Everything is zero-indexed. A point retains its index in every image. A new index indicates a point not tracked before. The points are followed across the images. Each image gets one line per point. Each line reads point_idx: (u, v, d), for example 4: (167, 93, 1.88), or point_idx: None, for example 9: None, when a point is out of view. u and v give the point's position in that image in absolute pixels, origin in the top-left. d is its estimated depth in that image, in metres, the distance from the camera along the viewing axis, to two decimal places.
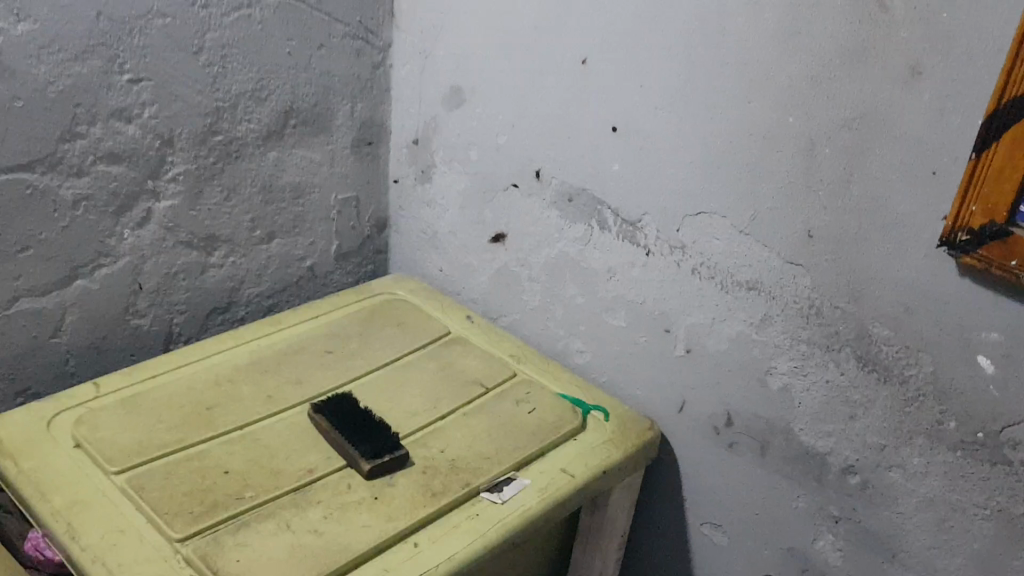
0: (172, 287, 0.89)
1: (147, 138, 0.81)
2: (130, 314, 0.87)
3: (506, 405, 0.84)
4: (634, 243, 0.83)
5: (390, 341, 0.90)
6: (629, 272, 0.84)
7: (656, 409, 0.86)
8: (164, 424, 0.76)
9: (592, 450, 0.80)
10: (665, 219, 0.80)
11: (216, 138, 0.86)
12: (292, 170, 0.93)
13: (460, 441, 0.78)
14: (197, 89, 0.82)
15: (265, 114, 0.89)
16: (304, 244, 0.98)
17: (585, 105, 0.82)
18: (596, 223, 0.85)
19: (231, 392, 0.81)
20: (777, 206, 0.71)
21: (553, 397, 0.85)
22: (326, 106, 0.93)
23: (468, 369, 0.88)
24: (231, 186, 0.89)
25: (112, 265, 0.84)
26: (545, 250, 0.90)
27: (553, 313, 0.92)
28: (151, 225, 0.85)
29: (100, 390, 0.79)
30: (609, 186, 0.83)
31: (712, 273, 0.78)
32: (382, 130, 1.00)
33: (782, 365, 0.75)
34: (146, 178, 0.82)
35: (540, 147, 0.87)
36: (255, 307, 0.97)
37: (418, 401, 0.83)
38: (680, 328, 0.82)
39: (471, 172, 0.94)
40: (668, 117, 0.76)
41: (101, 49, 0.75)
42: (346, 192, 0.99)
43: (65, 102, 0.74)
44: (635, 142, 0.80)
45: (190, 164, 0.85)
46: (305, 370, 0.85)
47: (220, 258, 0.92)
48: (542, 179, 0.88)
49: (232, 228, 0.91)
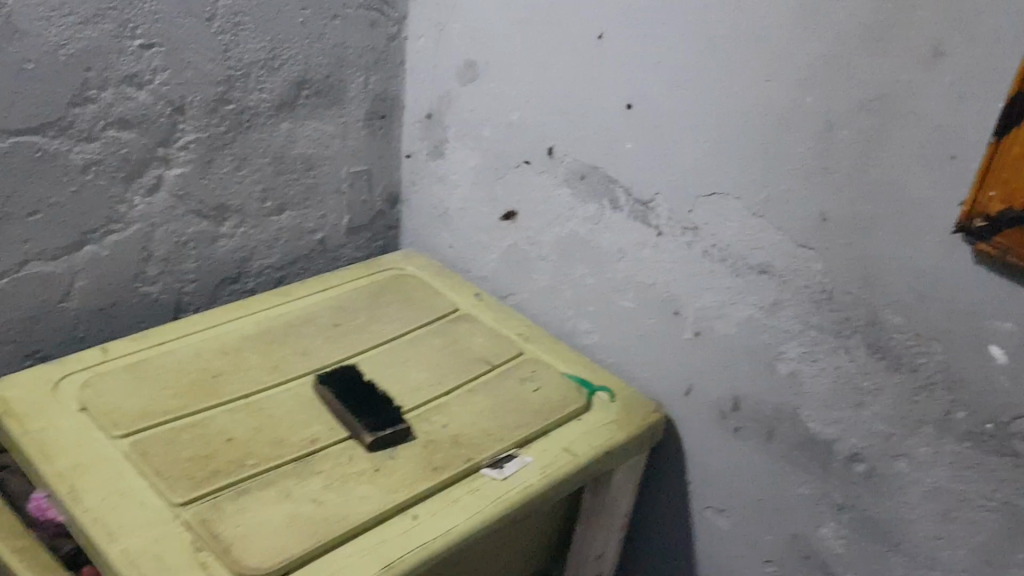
0: (182, 256, 0.89)
1: (158, 105, 0.81)
2: (139, 281, 0.87)
3: (511, 383, 0.83)
4: (645, 223, 0.82)
5: (396, 315, 0.90)
6: (640, 252, 0.83)
7: (664, 392, 0.86)
8: (169, 390, 0.76)
9: (596, 430, 0.79)
10: (677, 199, 0.79)
11: (228, 107, 0.86)
12: (303, 141, 0.93)
13: (463, 417, 0.78)
14: (209, 57, 0.82)
15: (277, 84, 0.88)
16: (315, 217, 0.98)
17: (600, 82, 0.81)
18: (608, 202, 0.84)
19: (236, 361, 0.81)
20: (791, 188, 0.71)
21: (559, 376, 0.85)
22: (339, 78, 0.93)
23: (474, 345, 0.87)
24: (243, 156, 0.89)
25: (122, 231, 0.84)
26: (556, 229, 0.89)
27: (562, 292, 0.91)
28: (162, 193, 0.85)
29: (106, 355, 0.80)
30: (622, 164, 0.82)
31: (723, 256, 0.77)
32: (395, 104, 0.99)
33: (792, 350, 0.75)
34: (157, 145, 0.83)
35: (553, 124, 0.86)
36: (265, 279, 0.97)
37: (423, 375, 0.82)
38: (690, 311, 0.81)
39: (483, 148, 0.93)
40: (683, 95, 0.76)
41: (112, 13, 0.75)
42: (357, 165, 0.99)
43: (75, 66, 0.74)
44: (649, 120, 0.79)
45: (201, 133, 0.85)
46: (311, 342, 0.85)
47: (230, 228, 0.91)
48: (554, 157, 0.87)
49: (243, 199, 0.91)
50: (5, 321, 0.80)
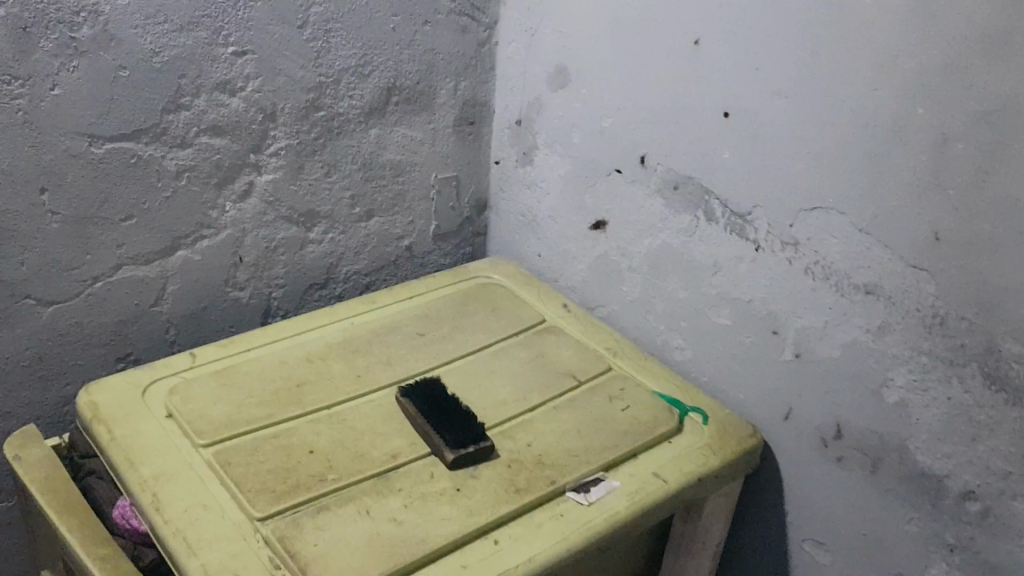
0: (272, 262, 0.89)
1: (250, 112, 0.81)
2: (230, 287, 0.87)
3: (598, 400, 0.80)
4: (743, 237, 0.78)
5: (482, 326, 0.88)
6: (736, 267, 0.79)
7: (760, 415, 0.81)
8: (254, 399, 0.76)
9: (687, 455, 0.76)
10: (778, 212, 0.74)
11: (319, 113, 0.85)
12: (393, 148, 0.91)
13: (548, 437, 0.76)
14: (300, 63, 0.82)
15: (367, 90, 0.87)
16: (402, 223, 0.96)
17: (694, 88, 0.77)
18: (702, 214, 0.80)
19: (321, 369, 0.80)
20: (900, 204, 0.66)
21: (648, 395, 0.82)
22: (430, 83, 0.91)
23: (560, 360, 0.85)
24: (332, 162, 0.88)
25: (213, 237, 0.84)
26: (648, 240, 0.85)
27: (653, 306, 0.87)
28: (253, 199, 0.85)
29: (195, 360, 0.80)
30: (718, 175, 0.78)
31: (827, 274, 0.73)
32: (485, 110, 0.96)
33: (900, 378, 0.70)
34: (248, 152, 0.83)
35: (645, 131, 0.82)
36: (353, 285, 0.96)
37: (508, 390, 0.80)
38: (790, 330, 0.77)
39: (573, 156, 0.89)
40: (784, 104, 0.71)
41: (206, 21, 0.75)
42: (446, 171, 0.96)
43: (170, 73, 0.75)
44: (747, 129, 0.75)
45: (292, 139, 0.85)
46: (395, 352, 0.83)
47: (319, 234, 0.91)
48: (646, 164, 0.83)
49: (331, 204, 0.90)
50: (99, 325, 0.81)
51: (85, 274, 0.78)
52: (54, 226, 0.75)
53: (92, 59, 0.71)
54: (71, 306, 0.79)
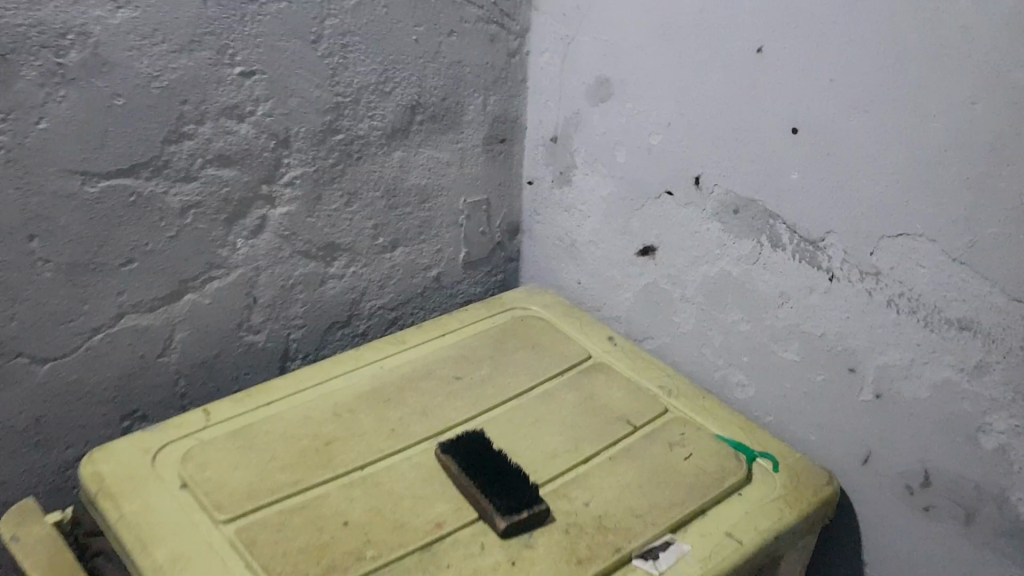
0: (290, 301, 0.82)
1: (261, 138, 0.73)
2: (244, 331, 0.80)
3: (657, 449, 0.73)
4: (812, 265, 0.70)
5: (524, 365, 0.81)
6: (807, 298, 0.71)
7: (834, 458, 0.74)
8: (278, 464, 0.68)
9: (761, 508, 0.68)
10: (856, 239, 0.66)
11: (338, 137, 0.77)
12: (418, 172, 0.84)
13: (607, 494, 0.68)
14: (315, 83, 0.74)
15: (390, 109, 0.79)
16: (429, 253, 0.89)
17: (755, 100, 0.69)
18: (767, 239, 0.72)
19: (350, 425, 0.73)
20: (1000, 232, 0.58)
21: (710, 440, 0.74)
22: (457, 99, 0.83)
23: (611, 403, 0.77)
24: (353, 190, 0.81)
25: (224, 278, 0.77)
26: (703, 268, 0.78)
27: (710, 340, 0.80)
28: (266, 233, 0.77)
29: (210, 420, 0.72)
30: (784, 197, 0.70)
31: (913, 307, 0.65)
32: (517, 126, 0.89)
33: (1000, 423, 0.62)
34: (260, 183, 0.75)
35: (701, 149, 0.74)
36: (378, 321, 0.89)
37: (557, 441, 0.73)
38: (869, 368, 0.69)
39: (615, 177, 0.82)
40: (864, 118, 0.63)
41: (209, 39, 0.66)
42: (475, 195, 0.89)
43: (171, 98, 0.66)
44: (822, 146, 0.66)
45: (308, 166, 0.77)
46: (431, 400, 0.76)
47: (340, 268, 0.83)
48: (702, 186, 0.75)
49: (353, 236, 0.83)
50: (101, 380, 0.73)
51: (83, 326, 0.70)
52: (46, 276, 0.67)
53: (82, 88, 0.62)
54: (69, 362, 0.71)
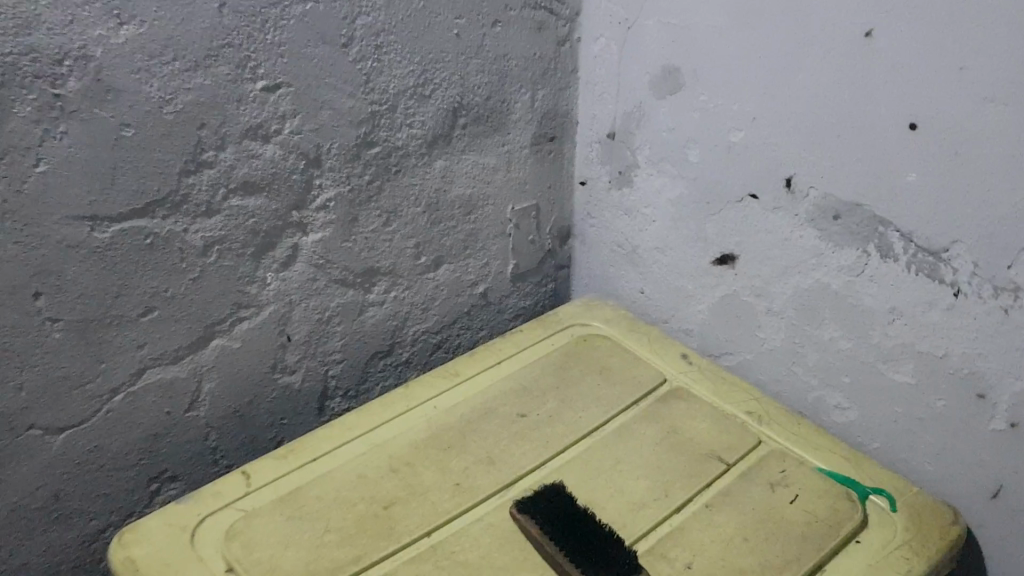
0: (327, 334, 0.72)
1: (289, 159, 0.63)
2: (278, 372, 0.71)
3: (757, 491, 0.65)
4: (932, 277, 0.61)
5: (594, 395, 0.72)
6: (925, 315, 0.62)
7: (956, 491, 0.65)
8: (335, 536, 0.58)
9: (885, 558, 0.60)
10: (990, 251, 0.57)
11: (373, 150, 0.67)
12: (462, 180, 0.74)
13: (709, 551, 0.60)
14: (348, 92, 0.64)
15: (430, 114, 0.70)
16: (475, 268, 0.80)
17: (862, 92, 0.59)
18: (875, 248, 0.63)
19: (411, 482, 0.63)
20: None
21: (816, 476, 0.66)
22: (502, 97, 0.74)
23: (697, 437, 0.69)
24: (391, 207, 0.71)
25: (254, 317, 0.67)
26: (795, 279, 0.69)
27: (802, 357, 0.71)
28: (298, 264, 0.67)
29: (251, 486, 0.63)
30: (898, 202, 0.60)
31: None
32: (567, 122, 0.80)
33: None
34: (290, 209, 0.65)
35: (794, 147, 0.65)
36: (422, 347, 0.80)
37: (643, 486, 0.64)
38: (1002, 396, 0.60)
39: (689, 177, 0.73)
40: (1000, 113, 0.53)
41: (228, 51, 0.56)
42: (524, 201, 0.80)
43: (188, 124, 0.57)
44: (944, 145, 0.57)
45: (342, 186, 0.67)
46: (495, 445, 0.67)
47: (380, 294, 0.74)
48: (794, 189, 0.66)
49: (394, 258, 0.73)
50: (124, 444, 0.64)
51: (101, 387, 0.61)
52: (56, 336, 0.57)
53: (86, 120, 0.52)
54: (88, 429, 0.62)
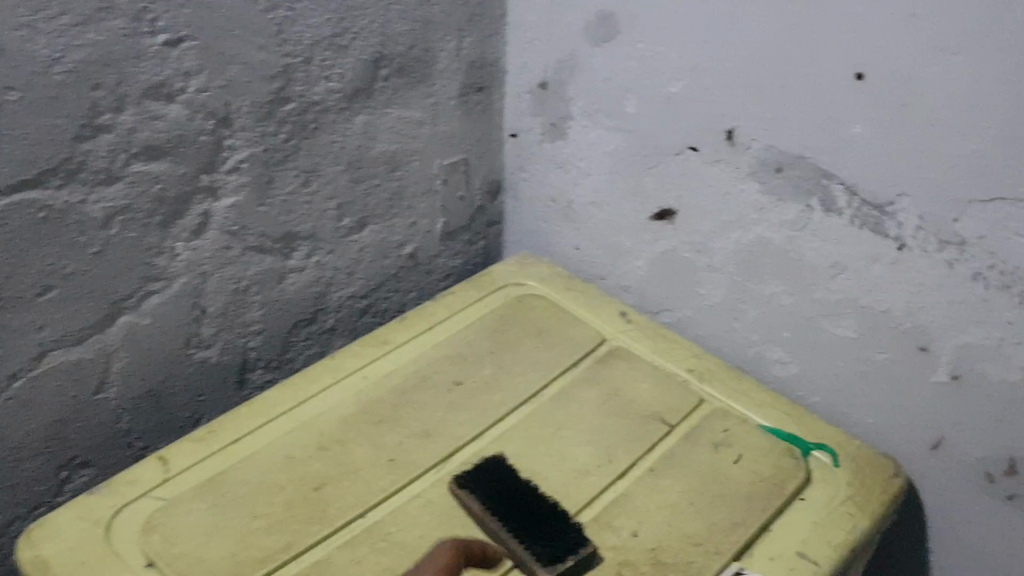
0: (245, 304, 0.67)
1: (196, 119, 0.58)
2: (193, 347, 0.66)
3: (702, 452, 0.63)
4: (876, 231, 0.59)
5: (531, 359, 0.69)
6: (868, 269, 0.61)
7: (897, 443, 0.65)
8: (262, 522, 0.55)
9: (830, 515, 0.59)
10: (936, 204, 0.56)
11: (289, 107, 0.62)
12: (385, 135, 0.70)
13: (656, 517, 0.58)
14: (259, 44, 0.59)
15: (349, 66, 0.65)
16: (403, 228, 0.76)
17: (808, 40, 0.57)
18: (818, 201, 0.61)
19: (342, 459, 0.59)
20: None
21: (759, 435, 0.65)
22: (426, 46, 0.69)
23: (639, 398, 0.67)
24: (310, 167, 0.66)
25: (165, 291, 0.62)
26: (736, 234, 0.67)
27: (743, 313, 0.70)
28: (211, 231, 0.62)
29: (169, 472, 0.58)
30: (844, 154, 0.58)
31: (1006, 281, 0.54)
32: (495, 70, 0.75)
33: None
34: (199, 173, 0.60)
35: (736, 98, 0.62)
36: (348, 312, 0.76)
37: (585, 452, 0.62)
38: (946, 348, 0.59)
39: (625, 129, 0.70)
40: (953, 62, 0.51)
41: (122, 2, 0.51)
42: (452, 155, 0.76)
43: (81, 84, 0.51)
44: (893, 94, 0.55)
45: (255, 146, 0.62)
46: (430, 416, 0.63)
47: (301, 259, 0.69)
48: (735, 141, 0.64)
49: (314, 220, 0.68)
50: (27, 433, 0.59)
51: None
52: None
53: None
54: None
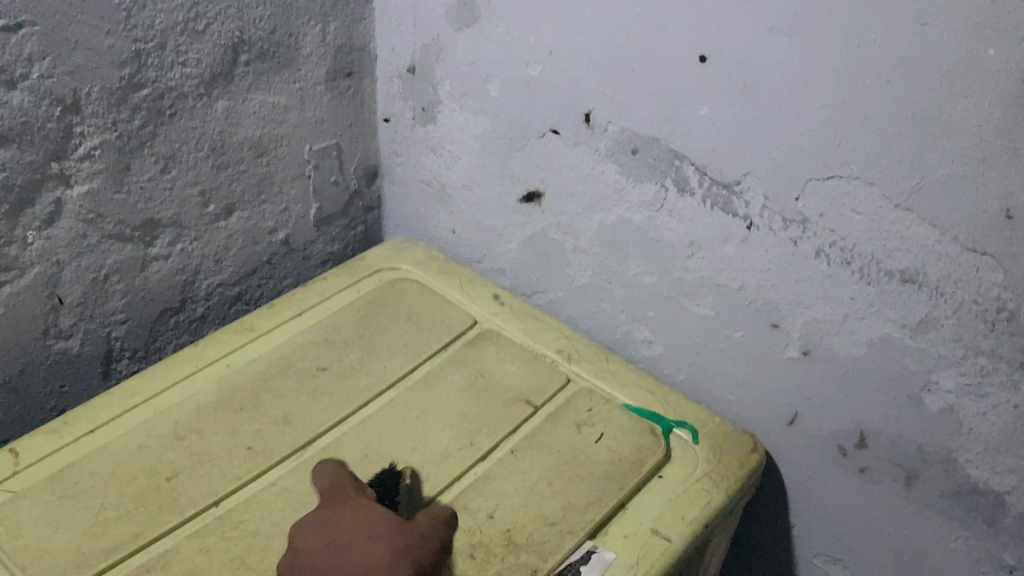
0: (106, 294, 0.67)
1: (42, 106, 0.56)
2: (52, 338, 0.64)
3: (564, 432, 0.64)
4: (725, 211, 0.60)
5: (400, 343, 0.69)
6: (721, 248, 0.62)
7: (757, 418, 0.67)
8: (111, 513, 0.54)
9: (685, 492, 0.60)
10: (777, 183, 0.57)
11: (142, 93, 0.61)
12: (249, 121, 0.70)
13: (513, 498, 0.58)
14: (105, 29, 0.57)
15: (205, 51, 0.64)
16: (273, 214, 0.76)
17: (654, 22, 0.58)
18: (672, 182, 0.62)
19: (197, 448, 0.59)
20: (953, 173, 0.48)
21: (621, 414, 0.66)
22: (289, 31, 0.69)
23: (506, 379, 0.67)
24: (169, 153, 0.65)
25: (17, 281, 0.60)
26: (599, 216, 0.68)
27: (610, 293, 0.71)
28: (65, 220, 0.61)
29: (20, 463, 0.57)
30: (691, 134, 0.59)
31: (847, 258, 0.55)
32: (364, 56, 0.76)
33: (948, 381, 0.54)
34: (48, 160, 0.58)
35: (592, 81, 0.63)
36: (219, 300, 0.76)
37: (448, 435, 0.62)
38: (796, 326, 0.61)
39: (488, 113, 0.71)
40: (785, 42, 0.52)
41: None
42: (324, 140, 0.77)
43: None
44: (733, 75, 0.55)
45: (108, 133, 0.60)
46: (291, 402, 0.63)
47: (164, 247, 0.69)
48: (592, 124, 0.65)
49: (176, 207, 0.68)
50: None
51: None
52: None
53: None
54: None
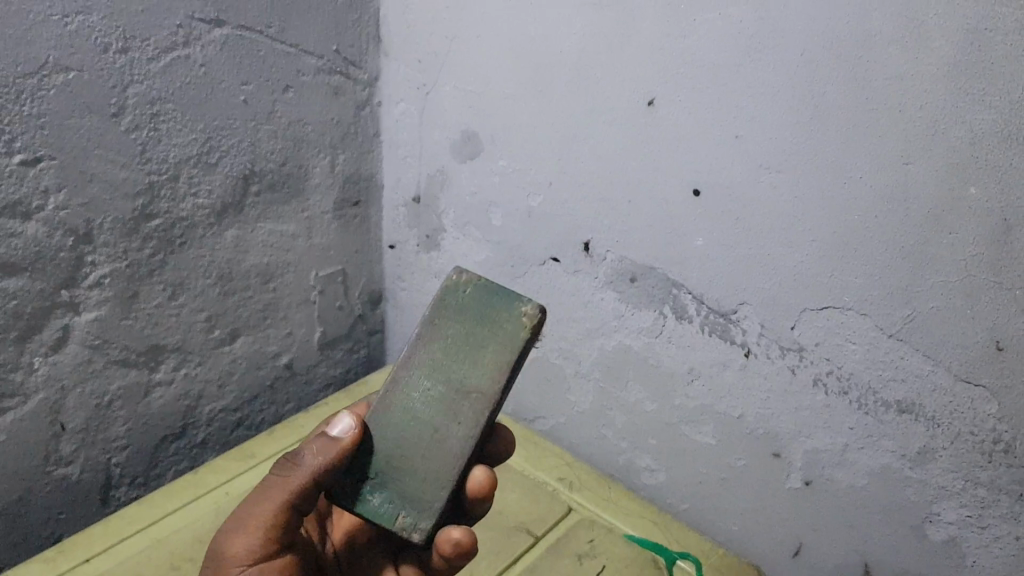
0: (109, 420, 0.67)
1: (55, 237, 0.57)
2: (52, 465, 0.64)
3: (565, 564, 0.62)
4: (723, 338, 0.61)
5: None
6: (719, 375, 0.62)
7: (760, 548, 0.66)
8: None
9: None
10: (773, 312, 0.57)
11: (154, 223, 0.63)
12: (256, 250, 0.71)
13: None
14: (120, 164, 0.59)
15: (217, 183, 0.66)
16: (278, 337, 0.77)
17: (648, 158, 0.60)
18: (670, 310, 0.63)
19: None
20: (943, 305, 0.49)
21: (623, 544, 0.65)
22: (299, 163, 0.72)
23: (507, 509, 0.67)
24: (177, 281, 0.66)
25: (21, 407, 0.60)
26: (599, 341, 0.69)
27: (611, 420, 0.71)
28: (71, 346, 0.62)
29: None
30: (687, 265, 0.61)
31: (843, 387, 0.56)
32: (370, 186, 0.80)
33: (949, 513, 0.53)
34: (58, 289, 0.59)
35: (590, 211, 0.65)
36: (220, 425, 0.76)
37: None
38: (797, 455, 0.60)
39: (491, 241, 0.73)
40: (776, 179, 0.54)
41: None
42: (329, 266, 0.79)
43: None
44: (725, 209, 0.57)
45: (118, 261, 0.62)
46: None
47: (167, 372, 0.69)
48: (591, 253, 0.66)
49: (182, 333, 0.69)
50: None
51: None
52: None
53: None
54: None
